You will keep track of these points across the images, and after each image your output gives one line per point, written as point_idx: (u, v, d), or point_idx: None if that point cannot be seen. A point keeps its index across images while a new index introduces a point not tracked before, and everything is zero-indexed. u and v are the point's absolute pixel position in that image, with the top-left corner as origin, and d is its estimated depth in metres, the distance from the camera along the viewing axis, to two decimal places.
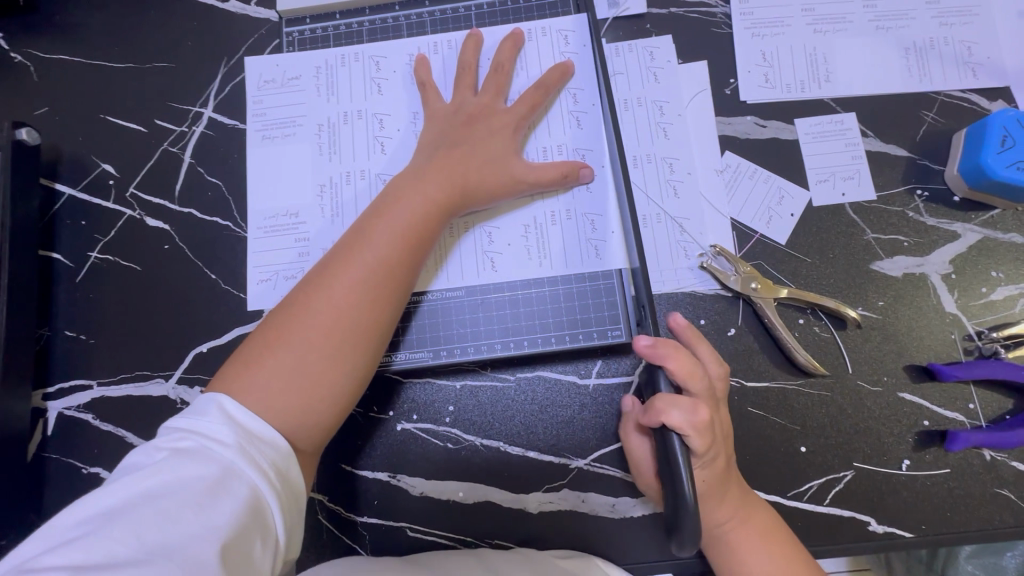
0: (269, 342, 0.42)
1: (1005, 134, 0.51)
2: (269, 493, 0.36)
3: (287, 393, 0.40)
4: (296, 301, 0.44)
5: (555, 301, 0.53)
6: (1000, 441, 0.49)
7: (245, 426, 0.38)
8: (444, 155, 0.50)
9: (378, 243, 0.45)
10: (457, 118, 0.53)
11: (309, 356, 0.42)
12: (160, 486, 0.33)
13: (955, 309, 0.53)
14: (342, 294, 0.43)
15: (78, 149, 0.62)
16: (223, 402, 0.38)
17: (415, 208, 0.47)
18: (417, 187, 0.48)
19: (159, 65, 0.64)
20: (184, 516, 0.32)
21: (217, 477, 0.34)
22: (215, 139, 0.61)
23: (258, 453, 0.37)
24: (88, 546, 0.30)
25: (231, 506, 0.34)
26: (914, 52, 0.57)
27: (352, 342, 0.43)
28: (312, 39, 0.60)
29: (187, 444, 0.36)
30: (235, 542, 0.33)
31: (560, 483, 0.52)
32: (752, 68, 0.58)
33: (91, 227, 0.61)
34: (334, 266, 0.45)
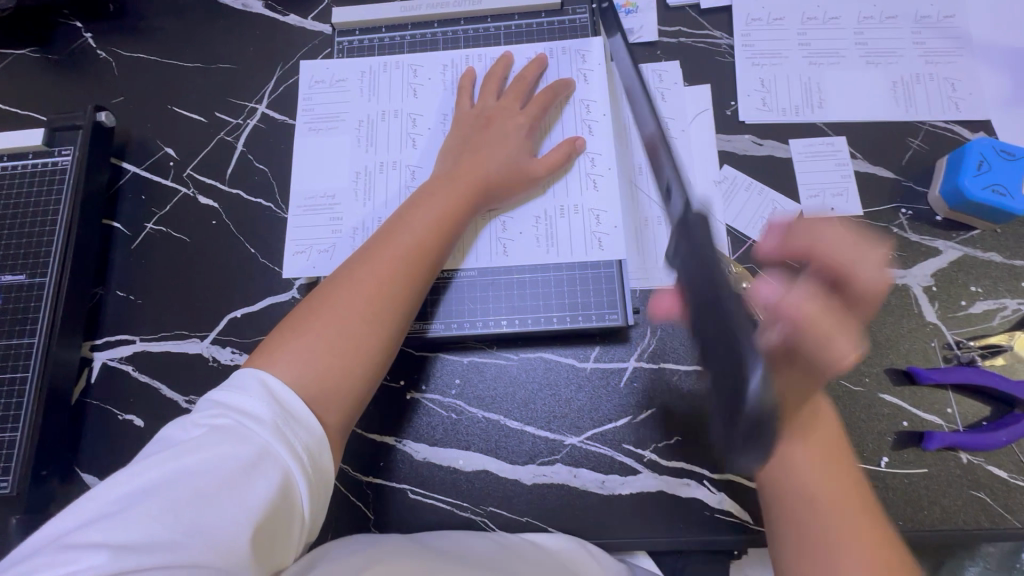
0: (309, 311, 0.47)
1: (982, 160, 0.56)
2: (300, 475, 0.39)
3: (323, 358, 0.44)
4: (336, 280, 0.49)
5: (560, 288, 0.58)
6: (974, 442, 0.51)
7: (281, 405, 0.40)
8: (470, 155, 0.57)
9: (411, 233, 0.51)
10: (480, 120, 0.60)
11: (346, 322, 0.46)
12: (197, 466, 0.36)
13: (935, 319, 0.56)
14: (377, 269, 0.49)
15: (145, 134, 0.70)
16: (263, 376, 0.42)
17: (445, 203, 0.53)
18: (445, 184, 0.55)
19: (223, 66, 0.72)
20: (220, 495, 0.35)
21: (251, 459, 0.37)
22: (267, 131, 0.69)
23: (293, 436, 0.39)
24: (128, 525, 0.33)
25: (265, 487, 0.37)
26: (901, 86, 0.63)
27: (386, 314, 0.48)
28: (360, 49, 0.68)
29: (225, 421, 0.39)
30: (267, 521, 0.36)
31: (554, 457, 0.56)
32: (751, 93, 0.64)
33: (149, 201, 0.68)
34: (372, 251, 0.50)
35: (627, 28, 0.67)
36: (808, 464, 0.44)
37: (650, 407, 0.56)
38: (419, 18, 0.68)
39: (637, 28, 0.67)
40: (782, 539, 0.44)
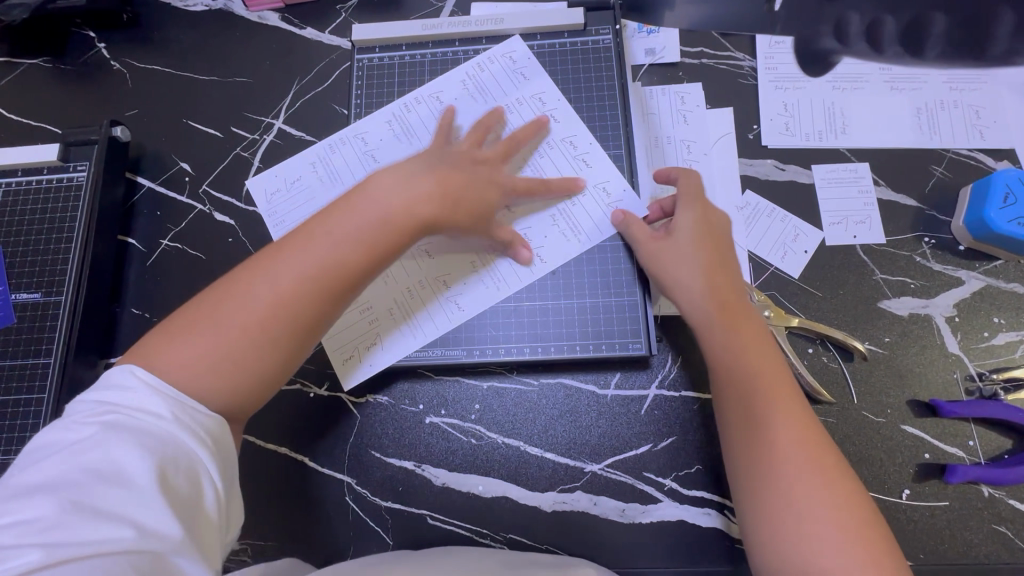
0: (202, 314, 0.44)
1: (1008, 192, 0.56)
2: (207, 456, 0.40)
3: (213, 369, 0.42)
4: (238, 286, 0.45)
5: (580, 314, 0.58)
6: (997, 478, 0.51)
7: (172, 395, 0.40)
8: (430, 174, 0.50)
9: (330, 244, 0.46)
10: (463, 156, 0.55)
11: (238, 334, 0.43)
12: (95, 464, 0.36)
13: (957, 350, 0.56)
14: (280, 281, 0.45)
15: (160, 148, 0.70)
16: (142, 372, 0.40)
17: (383, 213, 0.47)
18: (390, 191, 0.48)
19: (239, 79, 0.72)
20: (131, 488, 0.36)
21: (154, 449, 0.37)
22: (284, 148, 0.68)
23: (193, 420, 0.40)
24: (43, 526, 0.34)
25: (172, 473, 0.37)
26: (925, 113, 0.62)
27: (282, 333, 0.45)
28: (380, 67, 0.67)
29: (113, 418, 0.38)
30: (185, 506, 0.37)
31: (574, 485, 0.56)
32: (775, 117, 0.64)
33: (164, 217, 0.67)
34: (280, 255, 0.46)
35: (648, 48, 0.67)
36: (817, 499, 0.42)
37: (671, 436, 0.56)
38: (439, 36, 0.67)
39: (659, 49, 0.66)
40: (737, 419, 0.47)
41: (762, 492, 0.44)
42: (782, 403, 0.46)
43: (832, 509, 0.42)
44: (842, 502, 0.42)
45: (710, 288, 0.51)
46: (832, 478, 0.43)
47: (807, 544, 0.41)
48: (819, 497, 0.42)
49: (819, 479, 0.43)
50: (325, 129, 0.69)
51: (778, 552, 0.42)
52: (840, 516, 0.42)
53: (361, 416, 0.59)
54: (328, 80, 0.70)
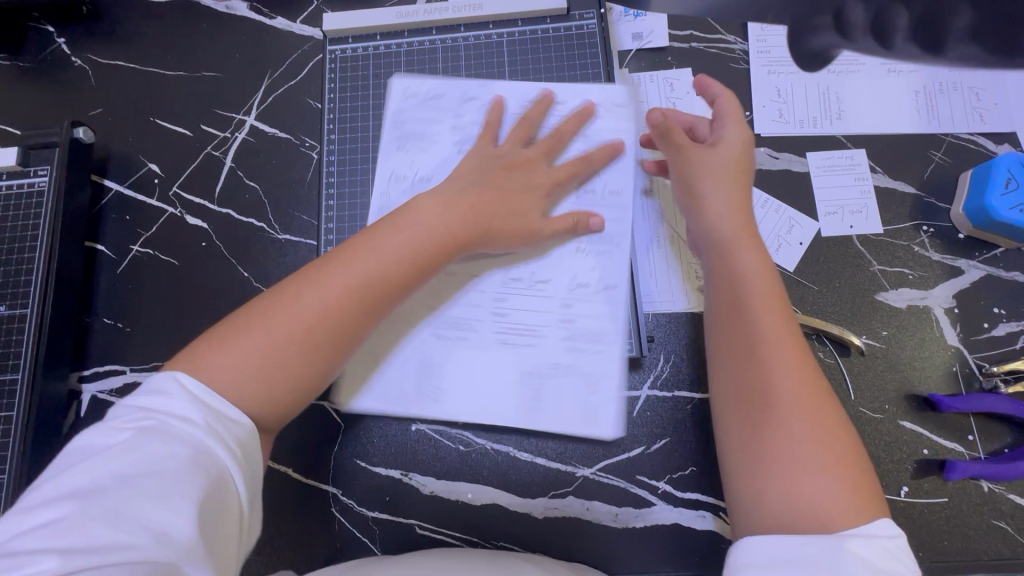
0: (248, 323, 0.43)
1: (1011, 177, 0.54)
2: (237, 469, 0.38)
3: (256, 379, 0.41)
4: (286, 292, 0.44)
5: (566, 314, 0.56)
6: (998, 474, 0.50)
7: (211, 402, 0.39)
8: (471, 195, 0.52)
9: (371, 260, 0.46)
10: (499, 159, 0.54)
11: (279, 349, 0.42)
12: (128, 470, 0.34)
13: (956, 342, 0.54)
14: (328, 294, 0.44)
15: (127, 149, 0.67)
16: (184, 377, 0.39)
17: (428, 231, 0.49)
18: (432, 212, 0.50)
19: (208, 74, 0.68)
20: (160, 497, 0.34)
21: (188, 457, 0.36)
22: (256, 146, 0.65)
23: (226, 432, 0.38)
24: (65, 532, 0.31)
25: (204, 483, 0.35)
26: (923, 96, 0.60)
27: (329, 344, 0.44)
28: (354, 58, 0.64)
29: (150, 422, 0.37)
30: (211, 520, 0.35)
31: (565, 490, 0.54)
32: (767, 103, 0.61)
33: (134, 221, 0.64)
34: (325, 269, 0.45)
35: (635, 32, 0.64)
36: (806, 434, 0.39)
37: (664, 437, 0.54)
38: (415, 25, 0.64)
39: (647, 33, 0.63)
40: (736, 329, 0.45)
41: (749, 415, 0.42)
42: (778, 317, 0.44)
43: (811, 421, 0.40)
44: (827, 422, 0.40)
45: (733, 204, 0.50)
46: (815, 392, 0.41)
47: (786, 453, 0.39)
48: (803, 405, 0.40)
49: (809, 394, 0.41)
50: (299, 124, 0.66)
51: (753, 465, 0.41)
52: (820, 427, 0.40)
53: (344, 425, 0.57)
54: (300, 73, 0.67)
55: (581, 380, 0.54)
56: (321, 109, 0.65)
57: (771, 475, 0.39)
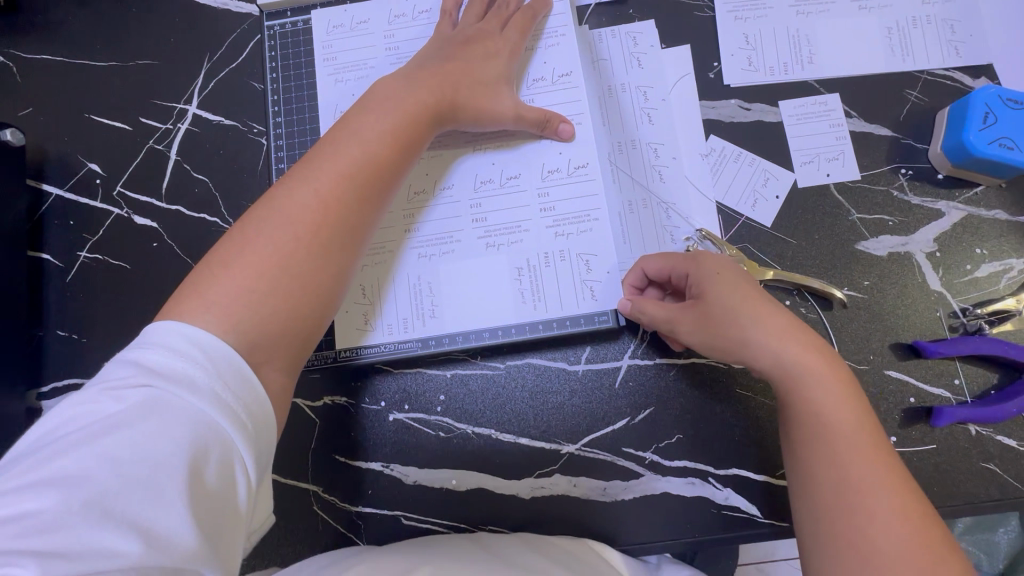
0: (246, 236, 0.41)
1: (988, 111, 0.51)
2: (244, 443, 0.34)
3: (267, 286, 0.40)
4: (277, 198, 0.43)
5: (534, 287, 0.54)
6: (985, 416, 0.49)
7: (219, 365, 0.35)
8: (433, 69, 0.51)
9: (337, 157, 0.45)
10: (456, 39, 0.54)
11: (287, 252, 0.41)
12: (122, 452, 0.31)
13: (939, 287, 0.53)
14: (321, 188, 0.43)
15: (64, 149, 0.62)
16: (185, 328, 0.36)
17: (390, 124, 0.47)
18: (389, 103, 0.48)
19: (142, 62, 0.64)
20: (159, 483, 0.31)
21: (191, 436, 0.32)
22: (201, 136, 0.61)
23: (235, 401, 0.35)
24: (46, 528, 0.28)
25: (206, 466, 0.32)
26: (896, 32, 0.57)
27: (336, 239, 0.43)
28: (294, 33, 0.61)
29: (149, 392, 0.33)
30: (211, 508, 0.32)
31: (551, 468, 0.53)
32: (735, 51, 0.58)
33: (79, 226, 0.61)
34: (308, 168, 0.44)
35: None
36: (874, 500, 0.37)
37: (649, 406, 0.53)
38: None
39: None
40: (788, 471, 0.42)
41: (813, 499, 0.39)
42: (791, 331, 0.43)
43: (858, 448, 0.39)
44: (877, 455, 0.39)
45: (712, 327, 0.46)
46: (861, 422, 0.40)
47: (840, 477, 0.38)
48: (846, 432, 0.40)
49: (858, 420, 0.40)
50: (244, 110, 0.62)
51: (825, 505, 0.38)
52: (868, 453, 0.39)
53: (320, 421, 0.55)
54: (242, 54, 0.63)
55: (569, 265, 0.54)
56: (265, 91, 0.61)
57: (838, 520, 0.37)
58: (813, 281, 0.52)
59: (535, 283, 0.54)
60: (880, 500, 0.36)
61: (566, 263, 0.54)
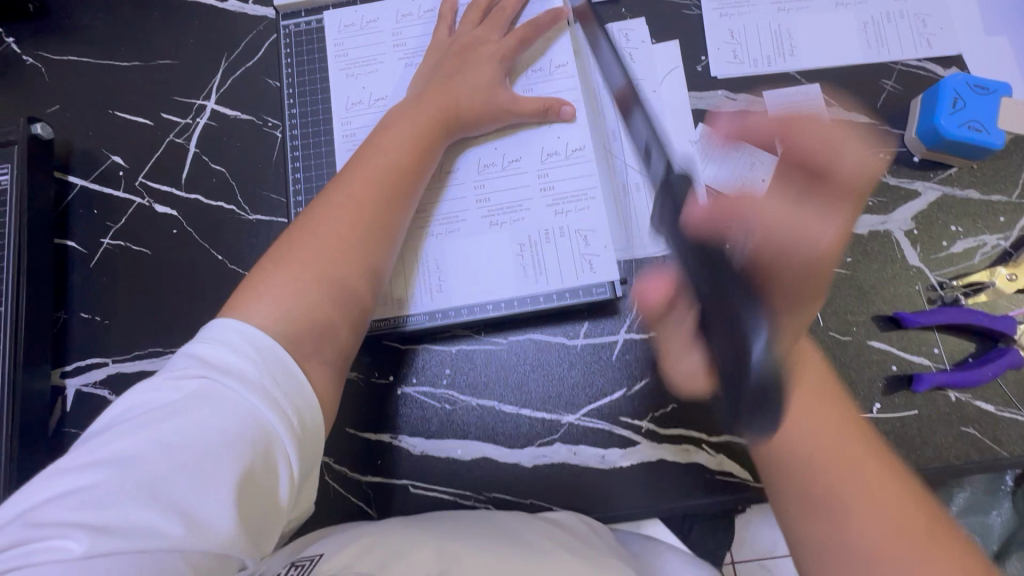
0: (296, 238, 0.45)
1: (957, 97, 0.55)
2: (286, 440, 0.37)
3: (306, 276, 0.43)
4: (313, 207, 0.47)
5: (539, 263, 0.57)
6: (964, 379, 0.52)
7: (266, 362, 0.38)
8: (438, 85, 0.56)
9: (358, 170, 0.49)
10: (453, 48, 0.59)
11: (328, 247, 0.45)
12: (176, 438, 0.34)
13: (918, 262, 0.56)
14: (354, 192, 0.48)
15: (88, 143, 0.66)
16: (237, 325, 0.39)
17: (411, 137, 0.52)
18: (408, 120, 0.53)
19: (164, 62, 0.68)
20: (206, 471, 0.33)
21: (235, 429, 0.35)
22: (219, 129, 0.65)
23: (279, 396, 0.38)
24: (102, 505, 0.32)
25: (247, 458, 0.35)
26: (872, 26, 0.61)
27: (366, 234, 0.47)
28: (308, 31, 0.66)
29: (203, 385, 0.36)
30: (251, 498, 0.35)
31: (552, 437, 0.55)
32: (721, 45, 0.62)
33: (102, 215, 0.64)
34: (343, 178, 0.49)
35: None
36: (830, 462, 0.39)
37: (644, 378, 0.56)
38: None
39: None
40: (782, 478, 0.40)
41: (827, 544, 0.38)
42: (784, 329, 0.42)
43: (832, 449, 0.40)
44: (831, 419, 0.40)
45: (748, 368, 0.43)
46: (840, 434, 0.40)
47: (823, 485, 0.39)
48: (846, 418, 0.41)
49: (858, 448, 0.40)
50: (260, 105, 0.65)
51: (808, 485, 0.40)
52: (862, 473, 0.39)
53: None
54: (257, 54, 0.67)
55: (568, 241, 0.57)
56: (280, 87, 0.65)
57: (824, 507, 0.38)
58: None
59: (538, 259, 0.57)
60: (878, 534, 0.37)
61: (565, 239, 0.57)
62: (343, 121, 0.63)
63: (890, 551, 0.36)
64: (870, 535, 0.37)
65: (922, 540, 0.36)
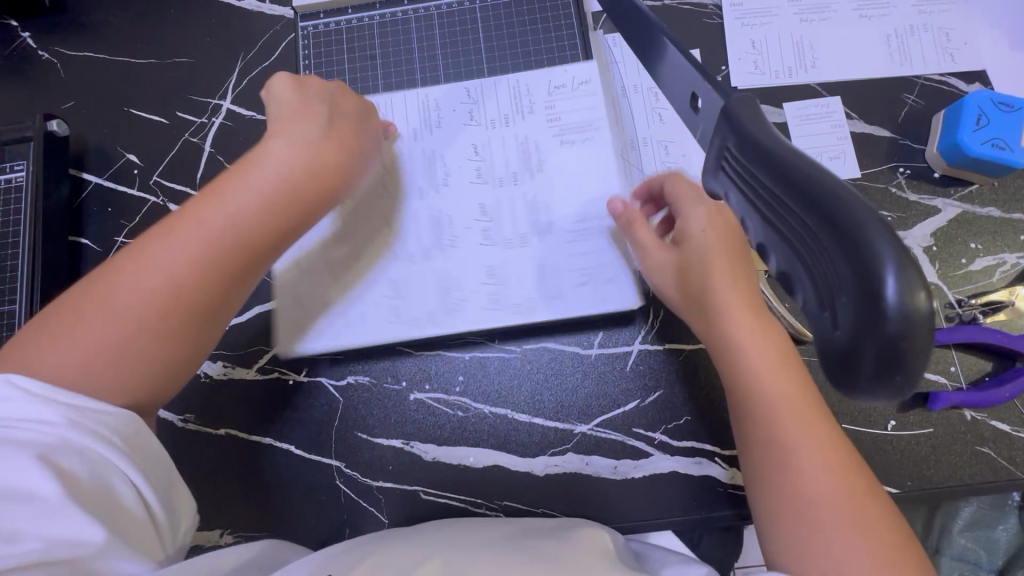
0: (96, 303, 0.39)
1: (980, 114, 0.54)
2: (113, 462, 0.37)
3: (112, 334, 0.39)
4: (146, 243, 0.41)
5: (546, 294, 0.57)
6: (978, 399, 0.52)
7: (49, 397, 0.36)
8: (336, 121, 0.51)
9: (200, 223, 0.42)
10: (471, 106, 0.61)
11: (134, 304, 0.39)
12: (3, 481, 0.33)
13: (936, 279, 0.56)
14: (175, 262, 0.40)
15: (103, 140, 0.66)
16: (14, 376, 0.36)
17: (258, 192, 0.44)
18: (263, 168, 0.45)
19: (180, 60, 0.67)
20: (64, 504, 0.33)
21: (60, 466, 0.34)
22: (235, 130, 0.65)
23: (79, 423, 0.36)
24: None
25: (83, 488, 0.34)
26: (895, 39, 0.61)
27: (198, 296, 0.41)
28: (327, 33, 0.66)
29: (2, 431, 0.34)
30: (108, 517, 0.35)
31: (564, 447, 0.55)
32: (742, 55, 0.61)
33: (116, 213, 0.64)
34: (171, 233, 0.41)
35: None
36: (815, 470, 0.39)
37: (658, 390, 0.56)
38: None
39: None
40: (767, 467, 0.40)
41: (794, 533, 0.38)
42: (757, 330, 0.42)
43: (809, 429, 0.40)
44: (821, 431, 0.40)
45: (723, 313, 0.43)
46: (799, 390, 0.41)
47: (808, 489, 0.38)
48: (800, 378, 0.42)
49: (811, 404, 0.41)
50: None
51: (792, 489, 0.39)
52: (818, 434, 0.40)
53: (344, 400, 0.57)
54: (275, 53, 0.66)
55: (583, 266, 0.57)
56: None
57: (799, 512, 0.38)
58: None
59: (543, 288, 0.57)
60: (845, 537, 0.37)
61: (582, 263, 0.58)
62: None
63: (835, 507, 0.38)
64: (818, 491, 0.38)
65: (899, 568, 0.36)
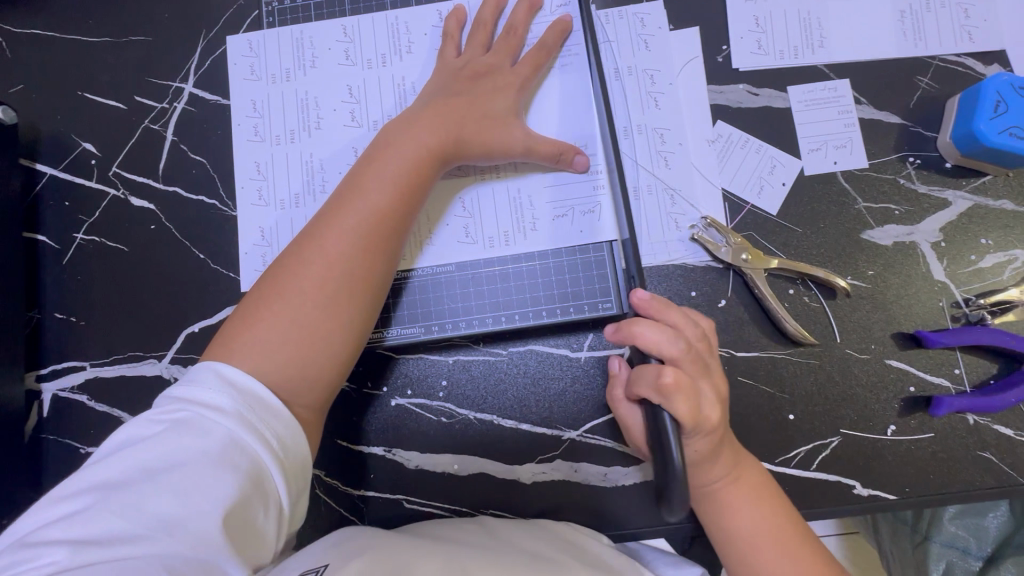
0: (268, 294, 0.43)
1: (999, 100, 0.50)
2: (270, 462, 0.36)
3: (275, 346, 0.41)
4: (291, 255, 0.44)
5: (520, 224, 0.55)
6: (985, 405, 0.49)
7: (245, 394, 0.37)
8: (432, 107, 0.52)
9: (368, 196, 0.46)
10: (463, 75, 0.54)
11: (306, 301, 0.42)
12: (159, 460, 0.33)
13: (944, 277, 0.53)
14: (328, 245, 0.44)
15: (57, 128, 0.61)
16: (216, 364, 0.38)
17: (407, 156, 0.48)
18: (409, 134, 0.49)
19: (136, 39, 0.62)
20: (200, 490, 0.33)
21: (220, 450, 0.34)
22: (198, 116, 0.60)
23: (258, 423, 0.36)
24: (88, 522, 0.31)
25: (232, 479, 0.34)
26: (909, 16, 0.56)
27: (352, 286, 0.44)
28: (293, 9, 0.61)
29: (180, 413, 0.36)
30: (239, 514, 0.33)
31: (554, 453, 0.53)
32: (745, 34, 0.57)
33: (75, 208, 0.60)
34: (329, 220, 0.45)
35: None
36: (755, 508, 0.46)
37: None
38: None
39: None
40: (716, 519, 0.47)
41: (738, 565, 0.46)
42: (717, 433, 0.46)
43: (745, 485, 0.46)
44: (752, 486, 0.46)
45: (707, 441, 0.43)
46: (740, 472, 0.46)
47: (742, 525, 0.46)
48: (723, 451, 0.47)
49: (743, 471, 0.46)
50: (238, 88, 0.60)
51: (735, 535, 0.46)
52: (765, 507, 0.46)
53: None
54: (238, 32, 0.61)
55: (569, 263, 0.55)
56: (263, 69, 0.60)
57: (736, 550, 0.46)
58: (818, 270, 0.52)
59: (517, 220, 0.56)
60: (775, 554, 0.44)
61: (569, 259, 0.55)
62: (334, 108, 0.59)
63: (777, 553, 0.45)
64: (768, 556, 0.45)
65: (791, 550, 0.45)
